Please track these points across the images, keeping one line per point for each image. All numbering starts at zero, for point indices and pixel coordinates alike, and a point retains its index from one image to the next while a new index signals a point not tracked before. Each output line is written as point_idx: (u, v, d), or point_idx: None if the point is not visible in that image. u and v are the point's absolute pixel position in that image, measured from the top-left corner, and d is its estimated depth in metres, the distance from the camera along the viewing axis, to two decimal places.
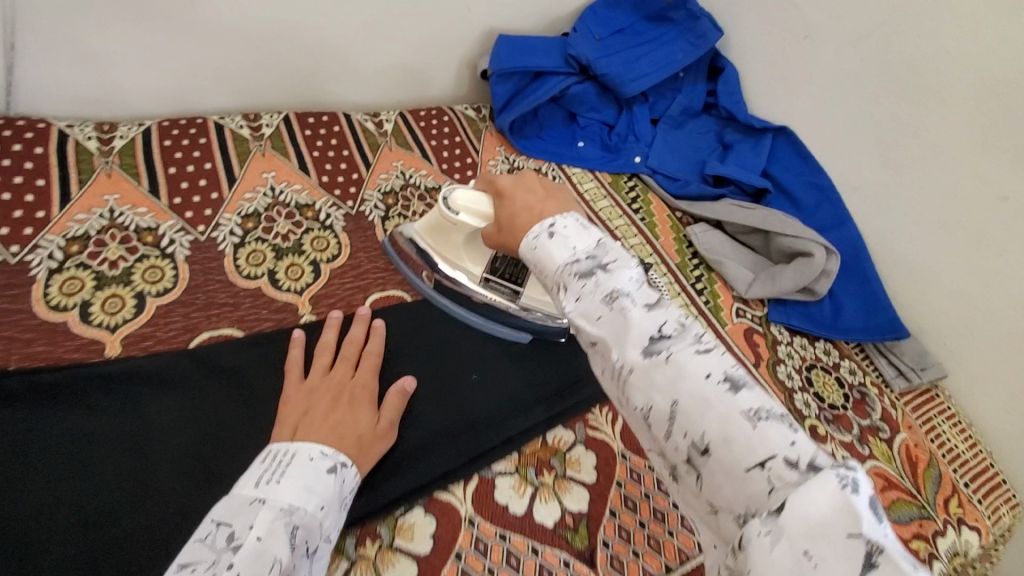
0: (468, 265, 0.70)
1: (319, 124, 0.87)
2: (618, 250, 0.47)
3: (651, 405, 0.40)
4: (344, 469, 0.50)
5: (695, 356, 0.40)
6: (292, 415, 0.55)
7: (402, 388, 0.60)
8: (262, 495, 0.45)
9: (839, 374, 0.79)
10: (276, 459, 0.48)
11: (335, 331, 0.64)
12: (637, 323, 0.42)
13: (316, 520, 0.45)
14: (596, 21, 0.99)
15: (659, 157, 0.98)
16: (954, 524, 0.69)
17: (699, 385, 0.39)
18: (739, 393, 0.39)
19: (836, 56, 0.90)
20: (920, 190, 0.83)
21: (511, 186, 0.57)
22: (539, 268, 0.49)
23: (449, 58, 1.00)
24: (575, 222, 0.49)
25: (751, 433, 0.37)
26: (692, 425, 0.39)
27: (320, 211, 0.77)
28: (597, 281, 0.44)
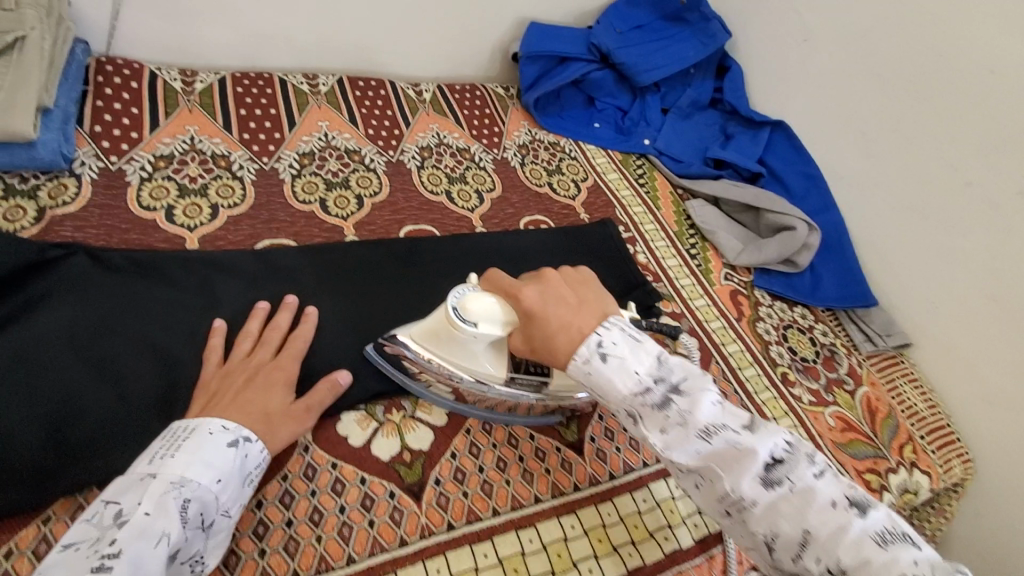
0: (488, 368, 0.60)
1: (367, 87, 0.99)
2: (681, 368, 0.51)
3: (776, 532, 0.45)
4: (247, 444, 0.52)
5: (814, 479, 0.46)
6: (202, 396, 0.56)
7: (335, 381, 0.60)
8: (153, 471, 0.47)
9: (813, 335, 0.88)
10: (174, 435, 0.51)
11: (259, 321, 0.64)
12: (752, 454, 0.46)
13: (211, 493, 0.48)
14: (618, 17, 1.11)
15: (666, 140, 1.09)
16: (907, 465, 0.78)
17: (825, 510, 0.44)
18: (867, 517, 0.44)
19: (831, 59, 1.01)
20: (897, 179, 0.92)
21: (539, 302, 0.55)
22: (600, 391, 0.52)
23: (485, 41, 1.12)
24: (623, 336, 0.52)
25: (884, 553, 0.42)
26: (821, 550, 0.43)
27: (365, 156, 0.89)
28: (677, 408, 0.49)
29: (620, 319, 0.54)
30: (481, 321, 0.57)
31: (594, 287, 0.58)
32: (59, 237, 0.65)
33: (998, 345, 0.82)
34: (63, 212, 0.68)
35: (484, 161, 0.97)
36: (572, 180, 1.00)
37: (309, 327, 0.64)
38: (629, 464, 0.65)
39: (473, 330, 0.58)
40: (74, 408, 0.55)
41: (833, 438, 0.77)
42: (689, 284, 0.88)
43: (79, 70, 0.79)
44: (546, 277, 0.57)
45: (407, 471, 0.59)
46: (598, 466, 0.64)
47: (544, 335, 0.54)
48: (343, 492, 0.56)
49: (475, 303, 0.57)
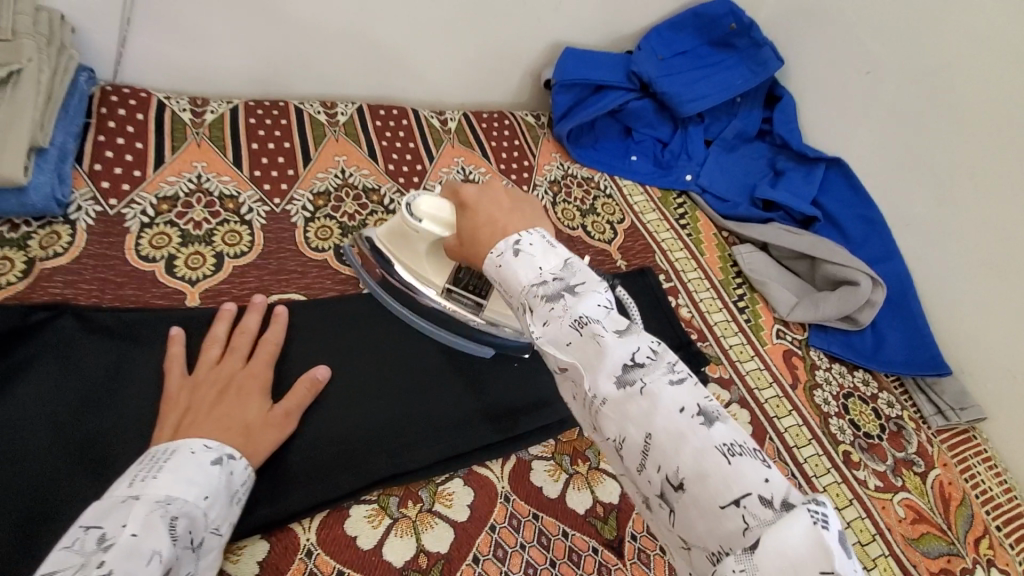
0: (430, 274, 0.65)
1: (389, 117, 0.92)
2: (587, 270, 0.44)
3: (624, 437, 0.37)
4: (231, 461, 0.48)
5: (667, 387, 0.37)
6: (173, 411, 0.52)
7: (314, 377, 0.58)
8: (135, 493, 0.42)
9: (877, 405, 0.79)
10: (152, 458, 0.45)
11: (226, 323, 0.60)
12: (608, 352, 0.38)
13: (200, 509, 0.43)
14: (660, 42, 1.03)
15: (709, 177, 1.00)
16: (984, 564, 0.68)
17: (672, 418, 0.35)
18: (712, 427, 0.35)
19: (896, 92, 0.91)
20: (973, 231, 0.83)
21: (473, 196, 0.53)
22: (504, 288, 0.45)
23: (515, 66, 1.05)
24: (541, 239, 0.46)
25: (727, 470, 0.33)
26: (664, 460, 0.35)
27: (384, 196, 0.82)
28: (565, 305, 0.41)
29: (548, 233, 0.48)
30: (427, 220, 0.60)
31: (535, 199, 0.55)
32: (47, 294, 0.59)
33: None
34: (53, 264, 0.61)
35: None
36: (607, 222, 0.92)
37: (283, 319, 0.63)
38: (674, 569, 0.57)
39: (416, 225, 0.60)
40: (50, 501, 0.48)
41: (903, 533, 0.67)
42: (737, 344, 0.80)
43: (82, 101, 0.74)
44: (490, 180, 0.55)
45: None
46: (640, 571, 0.56)
47: (472, 231, 0.51)
48: None
49: (423, 202, 0.60)
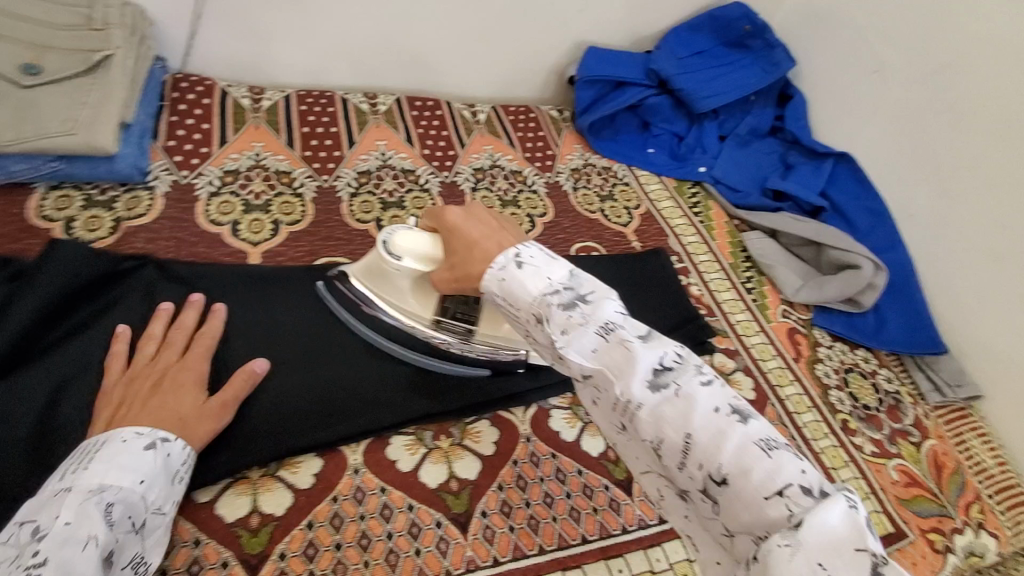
0: (416, 309, 0.66)
1: (424, 107, 1.00)
2: (591, 280, 0.47)
3: (663, 438, 0.40)
4: (166, 444, 0.51)
5: (700, 388, 0.40)
6: (105, 406, 0.54)
7: (252, 370, 0.59)
8: (66, 486, 0.46)
9: (876, 380, 0.84)
10: (85, 451, 0.49)
11: (162, 322, 0.61)
12: (638, 357, 0.41)
13: (136, 494, 0.47)
14: (678, 42, 1.10)
15: (723, 169, 1.06)
16: (973, 526, 0.73)
17: (708, 416, 0.39)
18: (748, 423, 0.38)
19: (902, 92, 0.97)
20: (973, 220, 0.87)
21: (461, 220, 0.56)
22: (509, 299, 0.49)
23: (541, 63, 1.12)
24: (542, 252, 0.49)
25: (769, 463, 0.36)
26: (706, 458, 0.38)
27: (420, 176, 0.90)
28: (582, 312, 0.44)
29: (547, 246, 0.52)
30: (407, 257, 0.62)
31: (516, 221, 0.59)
32: (133, 249, 0.68)
33: None
34: (136, 224, 0.71)
35: (536, 185, 0.97)
36: (624, 207, 0.98)
37: (219, 322, 0.63)
38: None
39: (396, 263, 0.62)
40: None
41: (896, 494, 0.72)
42: (744, 320, 0.86)
43: (157, 86, 0.83)
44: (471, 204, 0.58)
45: (454, 501, 0.58)
46: (647, 506, 0.62)
47: (467, 246, 0.54)
48: (391, 519, 0.56)
49: (400, 238, 0.61)
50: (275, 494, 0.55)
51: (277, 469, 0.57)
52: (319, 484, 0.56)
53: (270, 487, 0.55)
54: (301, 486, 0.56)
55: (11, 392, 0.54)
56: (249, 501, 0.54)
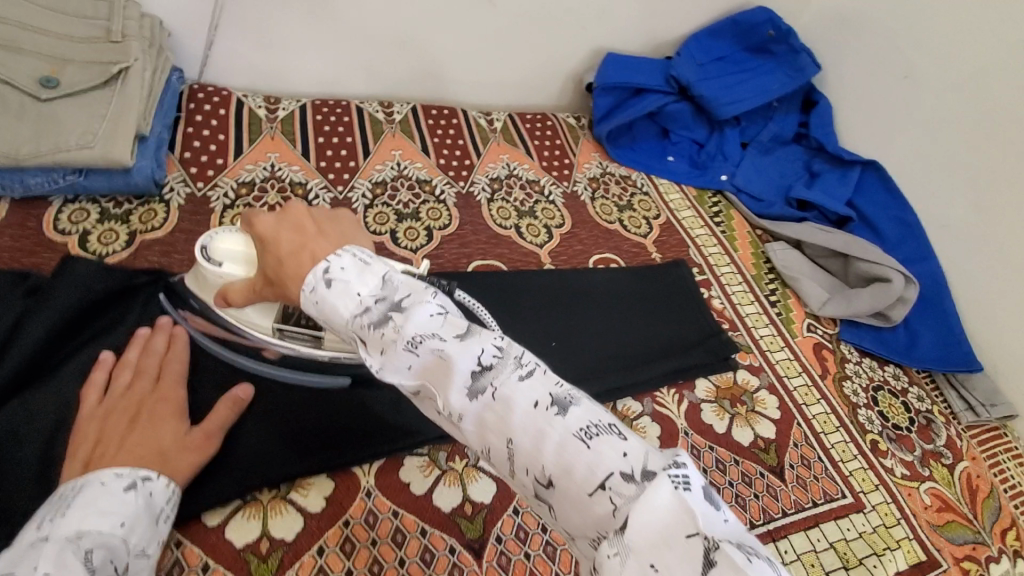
0: (257, 320, 0.59)
1: (440, 116, 1.00)
2: (405, 284, 0.46)
3: (491, 448, 0.39)
4: (147, 483, 0.48)
5: (518, 383, 0.39)
6: (83, 443, 0.51)
7: (236, 396, 0.58)
8: (43, 535, 0.42)
9: (907, 399, 0.80)
10: (60, 498, 0.46)
11: (138, 349, 0.59)
12: (453, 363, 0.40)
13: (117, 537, 0.44)
14: (699, 48, 1.07)
15: (745, 177, 1.04)
16: (1010, 554, 0.69)
17: (526, 414, 0.38)
18: (567, 413, 0.37)
19: (934, 97, 0.93)
20: (1011, 232, 0.84)
21: (273, 229, 0.51)
22: (329, 320, 0.46)
23: (558, 69, 1.10)
24: (352, 261, 0.47)
25: (589, 455, 0.35)
26: (531, 462, 0.37)
27: (436, 187, 0.89)
28: (394, 325, 0.43)
29: (361, 249, 0.49)
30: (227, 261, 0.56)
31: (346, 226, 0.54)
32: (147, 263, 0.68)
33: None
34: (151, 237, 0.70)
35: (553, 194, 0.95)
36: (643, 217, 0.96)
37: (183, 346, 0.61)
38: None
39: (215, 270, 0.56)
40: None
41: (929, 519, 0.69)
42: (768, 334, 0.83)
43: (174, 97, 0.83)
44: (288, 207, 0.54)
45: (468, 525, 0.56)
46: None
47: (277, 262, 0.50)
48: (404, 544, 0.54)
49: (221, 242, 0.57)
50: (286, 518, 0.54)
51: (288, 491, 0.56)
52: (331, 507, 0.55)
53: (280, 510, 0.54)
54: (312, 509, 0.55)
55: (23, 410, 0.54)
56: (258, 526, 0.53)
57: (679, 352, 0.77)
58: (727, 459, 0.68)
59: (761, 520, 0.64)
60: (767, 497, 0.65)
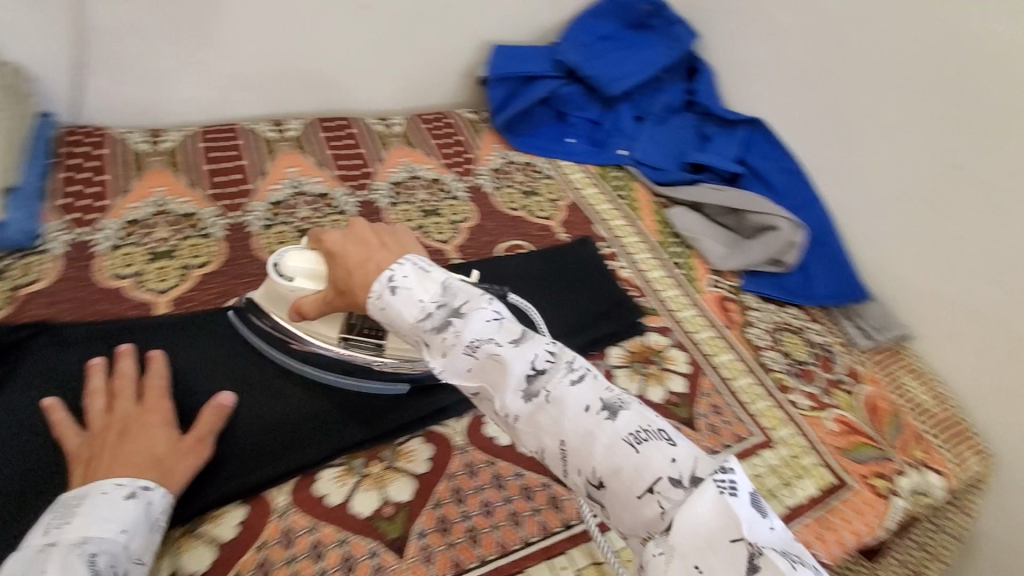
0: (322, 329, 0.65)
1: (336, 128, 0.99)
2: (463, 290, 0.52)
3: (543, 447, 0.45)
4: (147, 491, 0.50)
5: (570, 387, 0.45)
6: (77, 464, 0.52)
7: (220, 404, 0.59)
8: (50, 541, 0.45)
9: (807, 335, 0.86)
10: (64, 505, 0.48)
11: (101, 374, 0.59)
12: (510, 368, 0.47)
13: (119, 544, 0.46)
14: (582, 30, 1.10)
15: (642, 149, 1.08)
16: (916, 466, 0.74)
17: (578, 420, 0.44)
18: (615, 418, 0.43)
19: (798, 51, 0.99)
20: (880, 167, 0.90)
21: (341, 244, 0.59)
22: (393, 324, 0.53)
23: (448, 66, 1.11)
24: (413, 269, 0.54)
25: (637, 460, 0.41)
26: (582, 464, 0.43)
27: (336, 199, 0.88)
28: (454, 329, 0.50)
29: (419, 259, 0.56)
30: (298, 277, 0.64)
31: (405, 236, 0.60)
32: (29, 316, 0.66)
33: (1007, 328, 0.79)
34: (33, 289, 0.68)
35: (457, 191, 0.96)
36: (548, 200, 0.99)
37: (161, 363, 0.61)
38: None
39: (287, 284, 0.64)
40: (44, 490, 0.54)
41: (836, 444, 0.74)
42: (673, 295, 0.87)
43: (46, 144, 0.81)
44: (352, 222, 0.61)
45: (389, 525, 0.57)
46: None
47: (345, 272, 0.57)
48: (325, 555, 0.55)
49: (293, 258, 0.64)
50: (197, 552, 0.53)
51: (199, 525, 0.55)
52: (245, 533, 0.55)
53: (192, 545, 0.54)
54: (223, 539, 0.54)
55: None
56: (169, 564, 0.53)
57: (589, 325, 0.79)
58: None
59: None
60: None
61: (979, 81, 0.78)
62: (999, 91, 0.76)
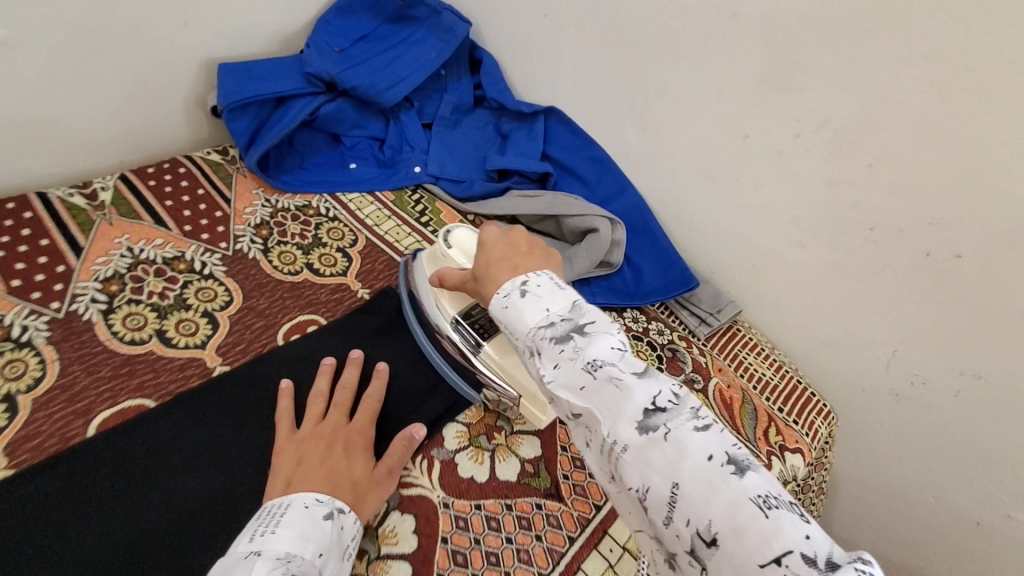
0: (445, 304, 0.67)
1: (2, 215, 0.69)
2: (593, 313, 0.47)
3: (649, 487, 0.37)
4: (341, 515, 0.50)
5: (695, 433, 0.38)
6: (285, 465, 0.55)
7: (410, 436, 0.60)
8: (256, 548, 0.44)
9: (650, 338, 0.82)
10: (269, 514, 0.48)
11: (328, 376, 0.63)
12: (629, 396, 0.40)
13: (316, 567, 0.45)
14: (332, 32, 0.91)
15: (438, 162, 0.93)
16: (777, 453, 0.73)
17: (700, 465, 0.36)
18: (745, 477, 0.36)
19: (575, 30, 0.89)
20: (678, 146, 0.85)
21: (494, 236, 0.59)
22: (509, 326, 0.49)
23: (165, 101, 0.84)
24: (549, 281, 0.50)
25: (766, 523, 0.33)
26: (693, 512, 0.35)
27: (11, 326, 0.61)
28: (573, 345, 0.44)
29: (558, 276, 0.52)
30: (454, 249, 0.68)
31: (554, 258, 0.59)
32: None
33: (820, 288, 0.80)
34: None
35: (208, 266, 0.72)
36: (336, 249, 0.80)
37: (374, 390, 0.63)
38: None
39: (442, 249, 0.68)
40: None
41: None
42: None
43: None
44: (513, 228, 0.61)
45: None
46: None
47: (485, 263, 0.57)
48: None
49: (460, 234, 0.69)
50: None
51: None
52: None
53: None
54: None
55: None
56: None
57: (414, 405, 0.65)
58: (498, 511, 0.59)
59: (549, 566, 0.56)
60: (549, 533, 0.59)
61: (746, 46, 0.74)
62: (772, 55, 0.72)
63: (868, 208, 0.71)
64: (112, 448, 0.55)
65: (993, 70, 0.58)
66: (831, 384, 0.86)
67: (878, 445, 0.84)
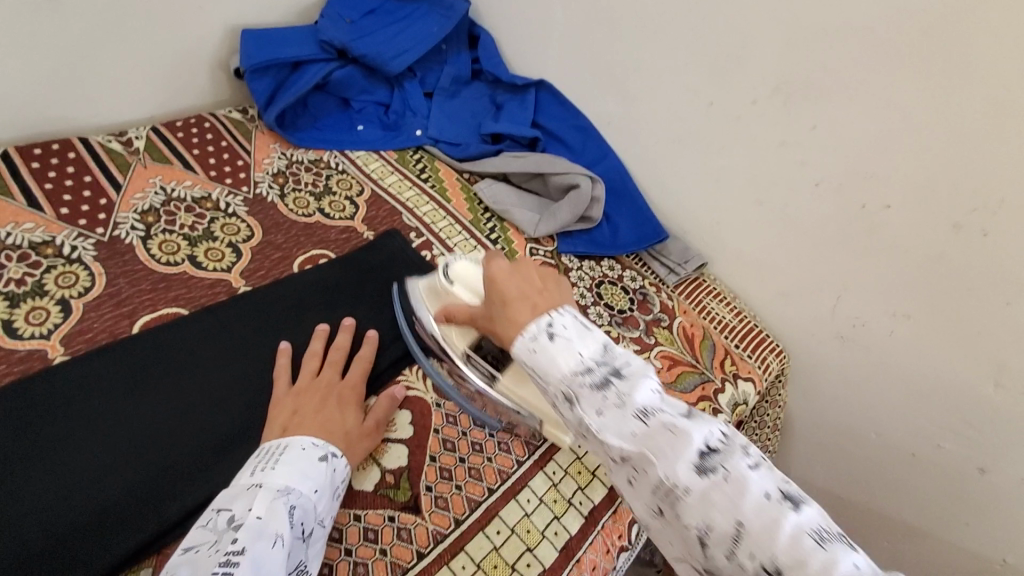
0: (454, 339, 0.67)
1: (49, 154, 0.78)
2: (625, 355, 0.49)
3: (710, 526, 0.40)
4: (334, 459, 0.57)
5: (750, 471, 0.41)
6: (281, 415, 0.61)
7: (392, 395, 0.66)
8: (258, 482, 0.52)
9: (624, 283, 0.92)
10: (271, 452, 0.56)
11: (321, 341, 0.69)
12: (685, 441, 0.42)
13: (311, 501, 0.53)
14: (344, 5, 1.00)
15: (438, 127, 1.02)
16: (731, 380, 0.84)
17: (759, 503, 0.39)
18: (800, 511, 0.39)
19: (564, 8, 0.98)
20: (654, 114, 0.95)
21: (505, 271, 0.58)
22: (539, 372, 0.49)
23: (191, 62, 0.93)
24: (573, 320, 0.51)
25: (826, 555, 0.37)
26: (759, 550, 0.38)
27: (62, 245, 0.70)
28: (616, 390, 0.46)
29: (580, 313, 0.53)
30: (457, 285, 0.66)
31: (565, 288, 0.59)
32: None
33: (774, 242, 0.89)
34: None
35: (232, 206, 0.81)
36: (345, 198, 0.89)
37: (366, 350, 0.69)
38: (473, 499, 0.62)
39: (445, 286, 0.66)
40: None
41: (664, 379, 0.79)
42: None
43: None
44: (520, 261, 0.60)
45: None
46: (438, 516, 0.60)
47: (499, 300, 0.56)
48: None
49: (459, 266, 0.67)
50: None
51: None
52: None
53: None
54: None
55: None
56: None
57: None
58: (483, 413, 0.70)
59: (526, 454, 0.68)
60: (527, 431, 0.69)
61: (712, 20, 0.83)
62: (733, 29, 0.81)
63: (815, 166, 0.80)
64: (150, 346, 0.65)
65: (915, 42, 0.68)
66: (786, 331, 0.95)
67: (826, 386, 0.94)
